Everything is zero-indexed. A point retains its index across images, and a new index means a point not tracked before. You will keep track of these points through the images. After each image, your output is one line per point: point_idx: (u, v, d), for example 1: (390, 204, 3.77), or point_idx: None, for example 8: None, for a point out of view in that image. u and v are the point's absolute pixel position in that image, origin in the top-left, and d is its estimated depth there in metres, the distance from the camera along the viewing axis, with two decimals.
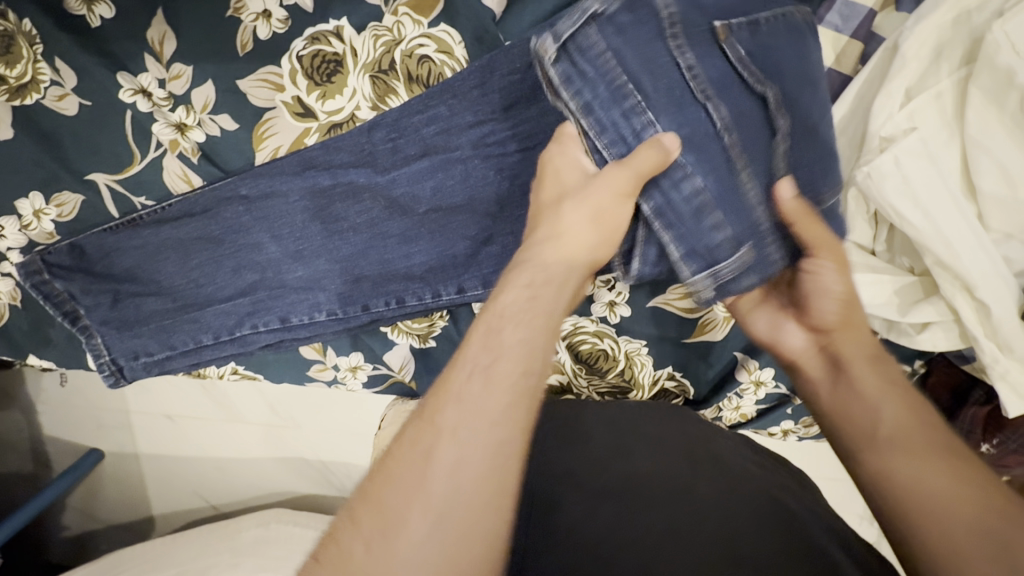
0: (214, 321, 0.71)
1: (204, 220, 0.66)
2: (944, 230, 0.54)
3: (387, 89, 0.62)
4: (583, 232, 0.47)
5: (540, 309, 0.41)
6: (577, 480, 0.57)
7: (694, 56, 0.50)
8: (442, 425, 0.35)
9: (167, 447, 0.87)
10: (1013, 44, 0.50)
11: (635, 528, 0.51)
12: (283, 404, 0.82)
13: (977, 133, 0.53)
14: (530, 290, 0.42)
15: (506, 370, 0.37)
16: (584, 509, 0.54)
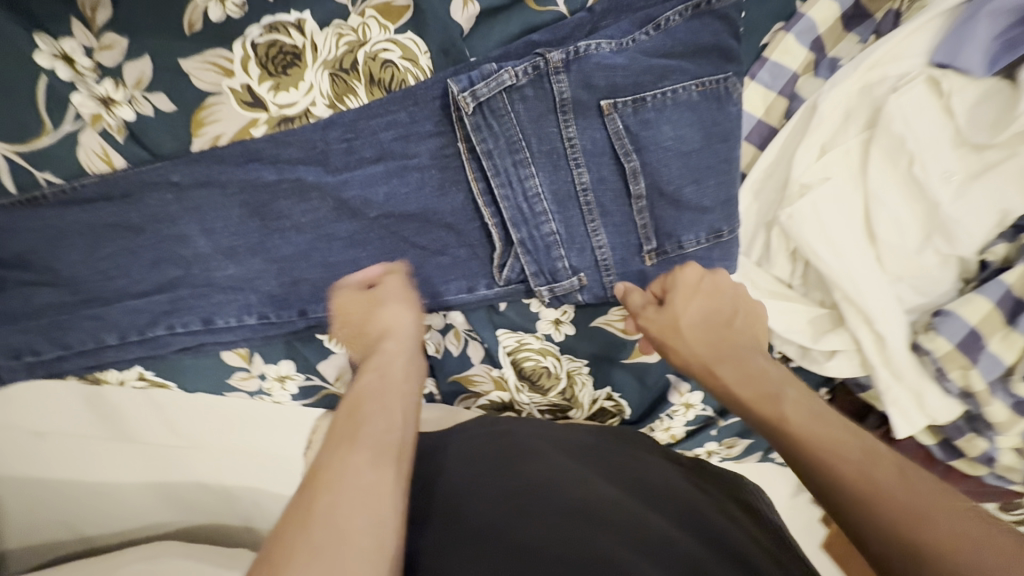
0: (123, 319, 0.64)
1: (124, 206, 0.60)
2: (849, 269, 0.61)
3: (346, 89, 0.60)
4: (404, 321, 0.61)
5: (392, 383, 0.56)
6: (530, 500, 0.54)
7: (577, 129, 0.60)
8: (323, 481, 0.45)
9: (29, 469, 0.74)
10: (904, 117, 0.59)
11: (591, 547, 0.49)
12: (180, 419, 0.72)
13: (877, 188, 0.61)
14: (380, 372, 0.56)
15: (375, 431, 0.50)
16: (540, 530, 0.51)
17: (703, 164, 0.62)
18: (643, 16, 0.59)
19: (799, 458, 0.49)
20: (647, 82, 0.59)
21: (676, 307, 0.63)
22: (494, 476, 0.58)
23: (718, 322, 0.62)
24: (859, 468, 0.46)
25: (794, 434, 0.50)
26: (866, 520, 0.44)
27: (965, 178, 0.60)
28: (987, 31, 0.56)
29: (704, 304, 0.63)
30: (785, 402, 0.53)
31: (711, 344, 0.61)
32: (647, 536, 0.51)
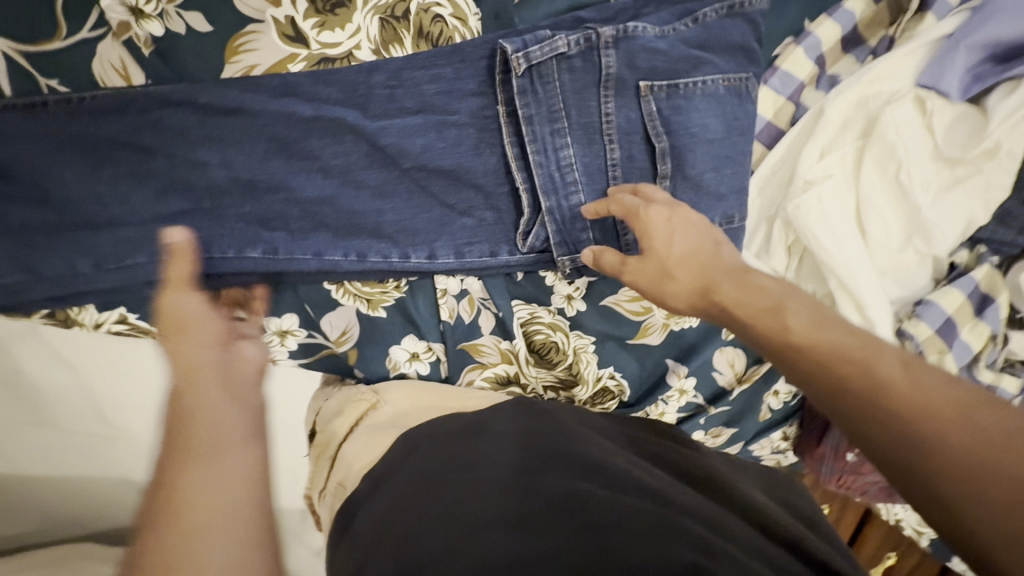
0: (107, 247, 0.58)
1: (140, 127, 0.57)
2: (844, 259, 0.67)
3: (394, 37, 0.60)
4: (207, 349, 0.58)
5: (235, 391, 0.57)
6: (590, 478, 0.50)
7: (616, 106, 0.62)
8: (200, 457, 0.45)
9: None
10: (895, 128, 0.67)
11: (634, 514, 0.45)
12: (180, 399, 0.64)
13: (869, 190, 0.68)
14: (222, 377, 0.57)
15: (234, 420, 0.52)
16: (598, 500, 0.46)
17: (724, 153, 0.66)
18: (682, 10, 0.64)
19: (811, 372, 0.46)
20: (683, 70, 0.63)
21: (655, 257, 0.57)
22: (479, 459, 0.53)
23: (695, 254, 0.56)
24: (865, 370, 0.44)
25: (804, 350, 0.47)
26: (896, 431, 0.41)
27: (942, 188, 0.68)
28: (965, 61, 0.66)
29: (682, 245, 0.57)
30: (787, 314, 0.49)
31: (695, 280, 0.55)
32: (684, 503, 0.49)
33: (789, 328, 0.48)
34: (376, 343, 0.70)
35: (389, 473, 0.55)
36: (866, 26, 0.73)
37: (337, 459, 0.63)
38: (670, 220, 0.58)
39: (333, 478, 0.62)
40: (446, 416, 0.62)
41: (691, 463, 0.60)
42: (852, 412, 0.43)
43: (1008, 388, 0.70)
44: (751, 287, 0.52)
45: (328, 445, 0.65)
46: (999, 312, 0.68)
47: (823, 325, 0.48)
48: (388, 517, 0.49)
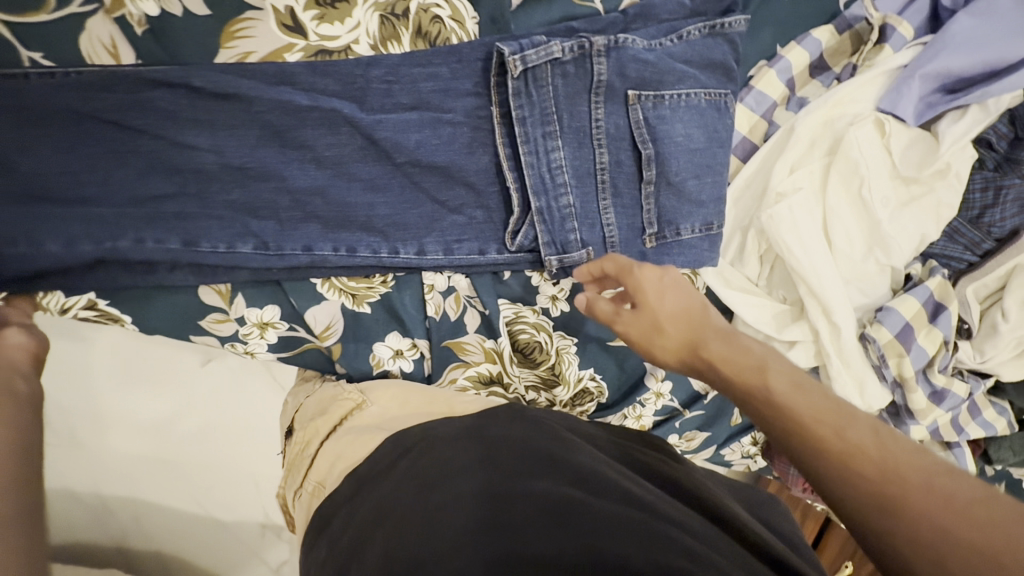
0: (80, 229, 0.56)
1: (125, 105, 0.56)
2: (814, 268, 0.71)
3: (392, 35, 0.61)
4: None
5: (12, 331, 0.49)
6: (580, 482, 0.47)
7: (605, 112, 0.65)
8: None
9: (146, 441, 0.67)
10: (858, 147, 0.72)
11: (621, 522, 0.42)
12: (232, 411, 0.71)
13: (835, 204, 0.73)
14: None
15: None
16: (590, 507, 0.43)
17: (704, 163, 0.69)
18: (668, 26, 0.68)
19: (788, 429, 0.47)
20: (669, 82, 0.67)
21: (647, 314, 0.58)
22: (464, 461, 0.49)
23: (684, 313, 0.58)
24: (836, 430, 0.45)
25: (780, 407, 0.48)
26: (862, 492, 0.41)
27: (899, 205, 0.74)
28: (919, 90, 0.72)
29: (672, 302, 0.58)
30: (769, 374, 0.51)
31: (684, 337, 0.57)
32: (675, 516, 0.45)
33: (769, 385, 0.50)
34: (358, 341, 0.69)
35: (374, 478, 0.52)
36: (831, 54, 0.78)
37: (317, 457, 0.61)
38: (660, 275, 0.59)
39: (311, 476, 0.60)
40: (434, 419, 0.60)
41: (671, 467, 0.57)
42: (821, 467, 0.44)
43: (957, 391, 0.77)
44: (736, 348, 0.54)
45: (308, 443, 0.64)
46: (950, 319, 0.74)
47: (802, 388, 0.49)
48: (370, 523, 0.46)
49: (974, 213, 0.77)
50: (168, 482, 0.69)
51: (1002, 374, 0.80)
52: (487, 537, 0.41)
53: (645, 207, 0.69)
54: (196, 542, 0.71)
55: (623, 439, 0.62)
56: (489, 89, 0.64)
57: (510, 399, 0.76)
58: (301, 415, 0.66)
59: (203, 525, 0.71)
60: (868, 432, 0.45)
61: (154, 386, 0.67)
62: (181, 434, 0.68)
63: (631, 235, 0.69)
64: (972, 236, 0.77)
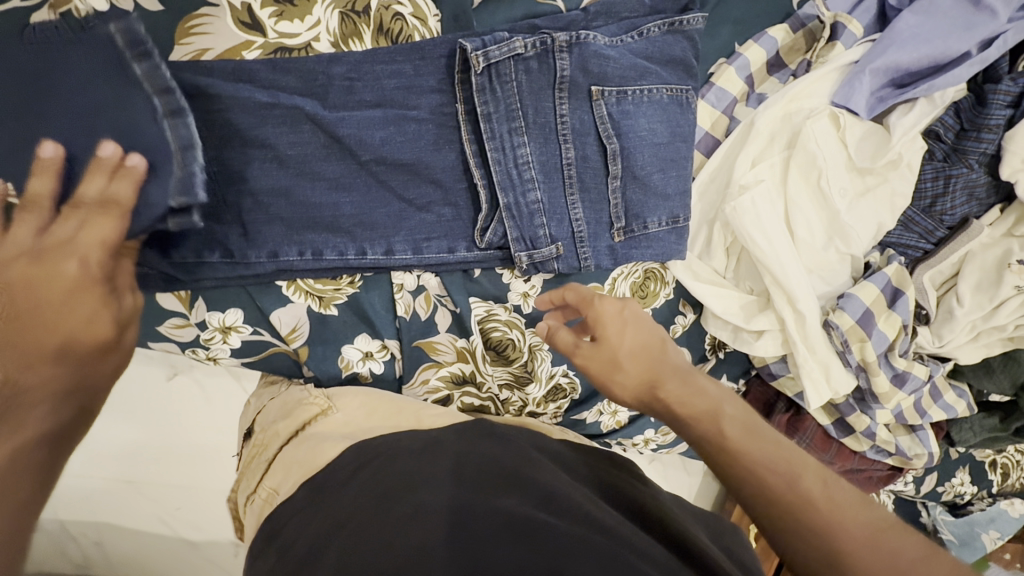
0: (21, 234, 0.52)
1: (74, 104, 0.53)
2: (779, 259, 0.73)
3: (354, 32, 0.61)
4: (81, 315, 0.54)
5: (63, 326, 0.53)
6: (542, 503, 0.46)
7: (569, 108, 0.66)
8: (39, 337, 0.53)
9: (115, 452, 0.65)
10: (816, 140, 0.74)
11: (578, 548, 0.41)
12: (201, 420, 0.68)
13: (796, 197, 0.75)
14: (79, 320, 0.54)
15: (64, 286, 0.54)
16: (554, 533, 0.42)
17: (668, 156, 0.70)
18: (629, 24, 0.69)
19: (745, 474, 0.49)
20: (631, 77, 0.67)
21: (608, 349, 0.56)
22: (421, 478, 0.48)
23: (644, 349, 0.57)
24: (788, 477, 0.48)
25: (734, 454, 0.50)
26: (815, 536, 0.45)
27: (855, 195, 0.77)
28: (870, 84, 0.75)
29: (633, 339, 0.57)
30: (723, 419, 0.53)
31: (645, 375, 0.56)
32: (637, 543, 0.44)
33: (725, 427, 0.52)
34: (326, 344, 0.68)
35: (334, 489, 0.51)
36: (786, 51, 0.81)
37: (274, 462, 0.60)
38: (620, 311, 0.57)
39: (265, 483, 0.58)
40: (397, 432, 0.58)
41: (633, 486, 0.57)
42: (772, 512, 0.47)
43: (918, 373, 0.79)
44: (693, 389, 0.55)
45: (266, 447, 0.62)
46: (908, 304, 0.76)
47: (754, 433, 0.52)
48: (325, 535, 0.45)
49: (927, 203, 0.80)
50: (136, 503, 0.67)
51: (959, 356, 0.83)
52: (446, 558, 0.40)
53: (613, 201, 0.69)
54: (167, 562, 0.69)
55: (592, 458, 0.61)
56: (453, 86, 0.64)
57: (484, 398, 0.76)
58: (263, 417, 0.65)
59: (175, 546, 0.69)
60: (816, 479, 0.48)
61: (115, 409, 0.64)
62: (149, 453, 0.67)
63: (598, 228, 0.70)
64: (926, 224, 0.80)
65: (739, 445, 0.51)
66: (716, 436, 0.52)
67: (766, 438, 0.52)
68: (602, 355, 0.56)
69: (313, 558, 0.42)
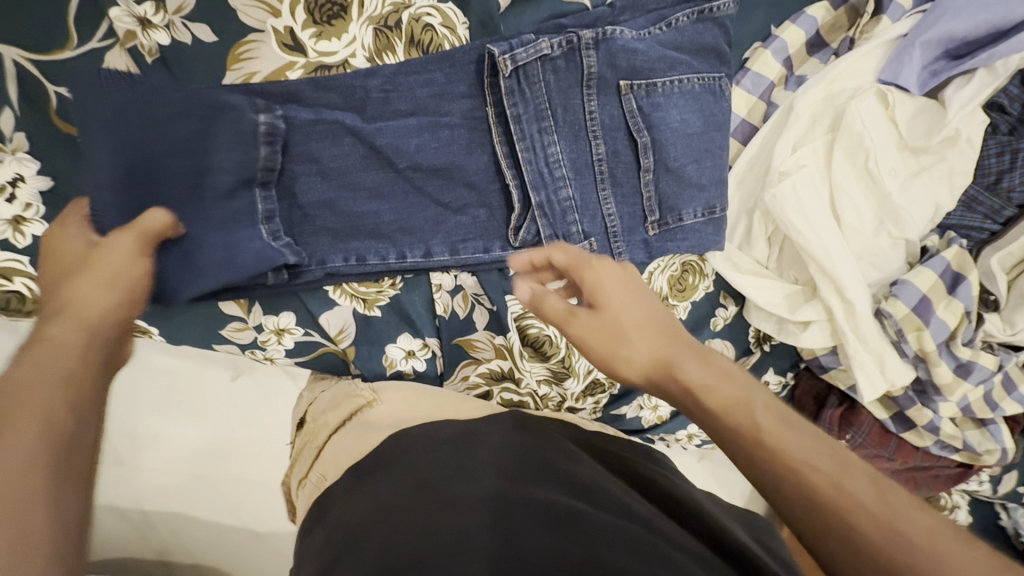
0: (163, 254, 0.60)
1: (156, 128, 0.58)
2: (824, 246, 0.70)
3: (387, 46, 0.64)
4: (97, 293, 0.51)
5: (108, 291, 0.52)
6: (577, 494, 0.48)
7: (598, 104, 0.66)
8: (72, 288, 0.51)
9: (178, 449, 0.72)
10: (862, 120, 0.71)
11: (613, 541, 0.41)
12: (249, 417, 0.73)
13: (841, 180, 0.72)
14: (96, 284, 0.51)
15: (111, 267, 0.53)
16: (596, 525, 0.43)
17: (702, 146, 0.69)
18: (657, 15, 0.68)
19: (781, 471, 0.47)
20: (661, 70, 0.67)
21: (612, 319, 0.58)
22: (456, 469, 0.50)
23: (653, 324, 0.58)
24: (834, 478, 0.46)
25: (767, 446, 0.48)
26: (856, 543, 0.42)
27: (908, 176, 0.73)
28: (922, 57, 0.70)
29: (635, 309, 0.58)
30: (754, 408, 0.51)
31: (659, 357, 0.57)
32: (671, 533, 0.45)
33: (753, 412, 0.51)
34: (371, 343, 0.71)
35: (376, 474, 0.54)
36: (828, 30, 0.77)
37: (324, 450, 0.64)
38: (619, 279, 0.60)
39: (315, 469, 0.63)
40: (433, 421, 0.61)
41: (669, 479, 0.57)
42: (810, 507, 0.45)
43: (985, 364, 0.74)
44: (714, 371, 0.55)
45: (316, 435, 0.67)
46: (971, 289, 0.71)
47: (790, 425, 0.50)
48: (369, 516, 0.48)
49: (991, 179, 0.74)
50: (199, 498, 0.72)
51: None
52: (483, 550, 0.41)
53: (645, 194, 0.69)
54: (235, 555, 0.73)
55: (624, 450, 0.61)
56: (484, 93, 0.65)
57: (523, 393, 0.77)
58: (316, 408, 0.69)
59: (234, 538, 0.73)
60: (847, 466, 0.47)
61: (195, 406, 0.72)
62: (211, 450, 0.73)
63: (630, 223, 0.70)
64: (993, 204, 0.74)
65: (772, 436, 0.49)
66: (742, 422, 0.50)
67: (803, 432, 0.50)
68: (602, 322, 0.58)
69: (360, 534, 0.46)
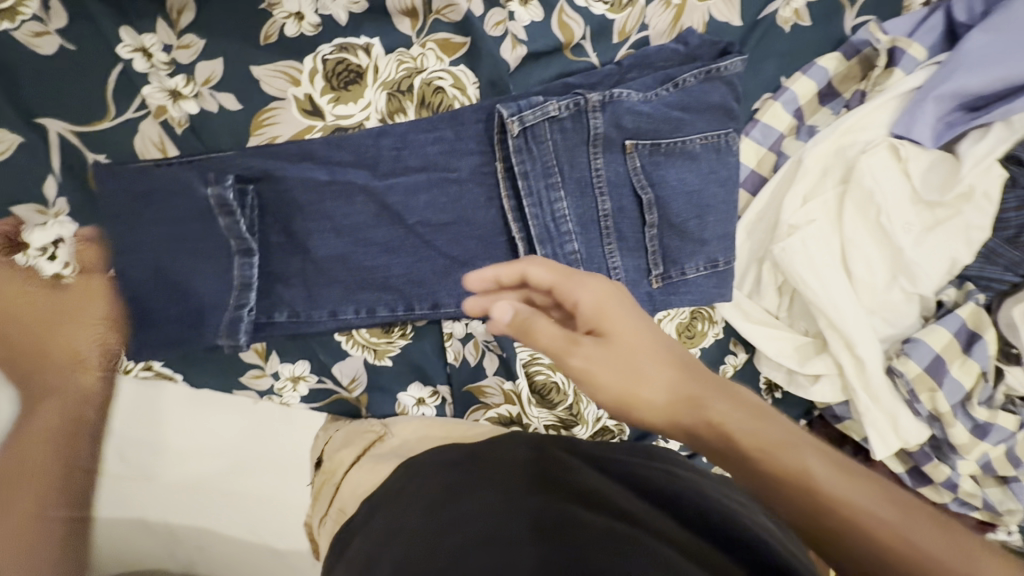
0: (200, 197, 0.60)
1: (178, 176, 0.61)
2: (835, 301, 0.70)
3: (399, 108, 0.66)
4: (589, 333, 0.50)
5: (605, 342, 0.49)
6: (546, 508, 0.48)
7: (604, 161, 0.67)
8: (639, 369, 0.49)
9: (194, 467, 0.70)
10: (872, 174, 0.70)
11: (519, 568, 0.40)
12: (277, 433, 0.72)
13: (852, 235, 0.71)
14: (592, 329, 0.50)
15: (666, 363, 0.50)
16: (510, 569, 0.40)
17: (704, 202, 0.70)
18: (663, 75, 0.69)
19: (739, 474, 0.44)
20: (665, 130, 0.68)
21: (26, 340, 0.57)
22: (471, 466, 0.57)
23: (101, 328, 0.61)
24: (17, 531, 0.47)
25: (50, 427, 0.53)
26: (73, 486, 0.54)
27: (922, 230, 0.71)
28: (935, 111, 0.70)
29: (620, 326, 0.50)
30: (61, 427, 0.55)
31: (702, 431, 0.46)
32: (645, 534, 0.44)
33: (814, 475, 0.42)
34: (383, 391, 0.74)
35: (394, 495, 0.56)
36: (840, 80, 0.77)
37: (341, 486, 0.65)
38: (662, 362, 0.49)
39: (334, 504, 0.64)
40: (439, 446, 0.64)
41: (668, 477, 0.60)
42: (797, 521, 0.41)
43: (1003, 424, 0.72)
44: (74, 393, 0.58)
45: (333, 473, 0.67)
46: (987, 348, 0.71)
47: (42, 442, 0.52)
48: (372, 549, 0.48)
49: (1011, 233, 0.71)
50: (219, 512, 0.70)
51: None
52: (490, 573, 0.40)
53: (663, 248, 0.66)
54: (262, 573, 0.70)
55: (628, 455, 0.65)
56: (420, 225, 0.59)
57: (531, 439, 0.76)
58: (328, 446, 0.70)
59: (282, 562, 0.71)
60: (914, 521, 0.40)
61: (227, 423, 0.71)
62: (248, 460, 0.71)
63: None
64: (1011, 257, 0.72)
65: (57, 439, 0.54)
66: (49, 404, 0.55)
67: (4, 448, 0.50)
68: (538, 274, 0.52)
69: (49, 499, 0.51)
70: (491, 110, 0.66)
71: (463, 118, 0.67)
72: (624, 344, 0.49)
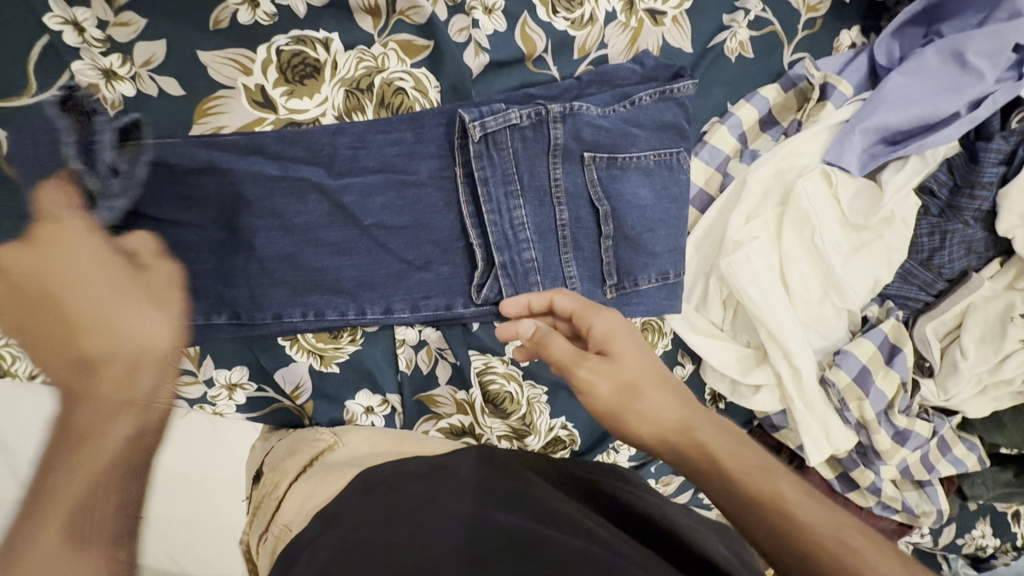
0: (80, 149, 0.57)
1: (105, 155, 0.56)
2: (775, 313, 0.74)
3: (357, 106, 0.64)
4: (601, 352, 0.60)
5: (619, 366, 0.59)
6: (506, 520, 0.47)
7: (563, 172, 0.68)
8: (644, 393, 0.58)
9: None
10: (807, 197, 0.75)
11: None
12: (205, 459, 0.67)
13: (790, 252, 0.76)
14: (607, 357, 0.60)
15: (675, 395, 0.59)
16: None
17: (657, 217, 0.72)
18: (621, 92, 0.72)
19: (718, 482, 0.53)
20: (622, 144, 0.70)
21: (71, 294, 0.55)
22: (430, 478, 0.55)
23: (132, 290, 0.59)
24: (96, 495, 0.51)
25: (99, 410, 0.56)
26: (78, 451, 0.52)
27: (850, 250, 0.77)
28: (861, 142, 0.77)
29: (632, 357, 0.60)
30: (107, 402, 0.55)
31: (686, 445, 0.56)
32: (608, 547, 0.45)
33: (786, 496, 0.50)
34: (330, 399, 0.70)
35: (340, 512, 0.52)
36: (779, 109, 0.83)
37: (284, 501, 0.60)
38: (661, 387, 0.59)
39: (277, 520, 0.58)
40: (392, 461, 0.60)
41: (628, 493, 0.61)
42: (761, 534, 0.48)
43: (920, 431, 0.80)
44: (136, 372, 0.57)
45: (276, 486, 0.62)
46: (905, 360, 0.77)
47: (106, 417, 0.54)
48: (329, 559, 0.44)
49: (925, 256, 0.79)
50: None
51: (966, 410, 0.81)
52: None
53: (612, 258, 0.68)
54: None
55: (590, 469, 0.65)
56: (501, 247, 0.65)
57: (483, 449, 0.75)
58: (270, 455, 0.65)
59: None
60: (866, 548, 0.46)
61: None
62: None
63: None
64: (925, 277, 0.80)
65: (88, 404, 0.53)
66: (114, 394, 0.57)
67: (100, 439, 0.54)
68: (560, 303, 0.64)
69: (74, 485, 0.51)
70: (453, 115, 0.66)
71: (423, 120, 0.66)
72: (640, 372, 0.60)
